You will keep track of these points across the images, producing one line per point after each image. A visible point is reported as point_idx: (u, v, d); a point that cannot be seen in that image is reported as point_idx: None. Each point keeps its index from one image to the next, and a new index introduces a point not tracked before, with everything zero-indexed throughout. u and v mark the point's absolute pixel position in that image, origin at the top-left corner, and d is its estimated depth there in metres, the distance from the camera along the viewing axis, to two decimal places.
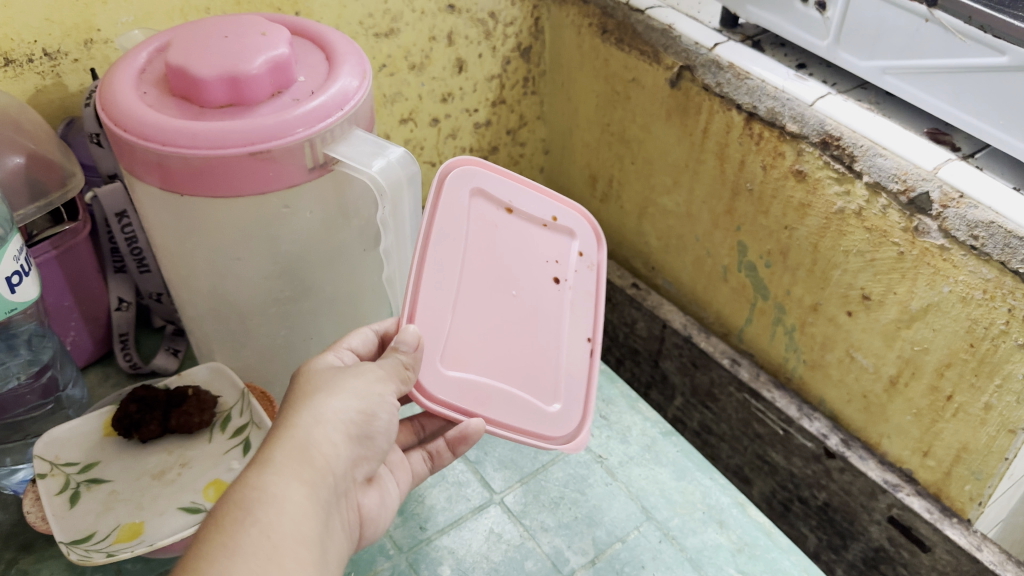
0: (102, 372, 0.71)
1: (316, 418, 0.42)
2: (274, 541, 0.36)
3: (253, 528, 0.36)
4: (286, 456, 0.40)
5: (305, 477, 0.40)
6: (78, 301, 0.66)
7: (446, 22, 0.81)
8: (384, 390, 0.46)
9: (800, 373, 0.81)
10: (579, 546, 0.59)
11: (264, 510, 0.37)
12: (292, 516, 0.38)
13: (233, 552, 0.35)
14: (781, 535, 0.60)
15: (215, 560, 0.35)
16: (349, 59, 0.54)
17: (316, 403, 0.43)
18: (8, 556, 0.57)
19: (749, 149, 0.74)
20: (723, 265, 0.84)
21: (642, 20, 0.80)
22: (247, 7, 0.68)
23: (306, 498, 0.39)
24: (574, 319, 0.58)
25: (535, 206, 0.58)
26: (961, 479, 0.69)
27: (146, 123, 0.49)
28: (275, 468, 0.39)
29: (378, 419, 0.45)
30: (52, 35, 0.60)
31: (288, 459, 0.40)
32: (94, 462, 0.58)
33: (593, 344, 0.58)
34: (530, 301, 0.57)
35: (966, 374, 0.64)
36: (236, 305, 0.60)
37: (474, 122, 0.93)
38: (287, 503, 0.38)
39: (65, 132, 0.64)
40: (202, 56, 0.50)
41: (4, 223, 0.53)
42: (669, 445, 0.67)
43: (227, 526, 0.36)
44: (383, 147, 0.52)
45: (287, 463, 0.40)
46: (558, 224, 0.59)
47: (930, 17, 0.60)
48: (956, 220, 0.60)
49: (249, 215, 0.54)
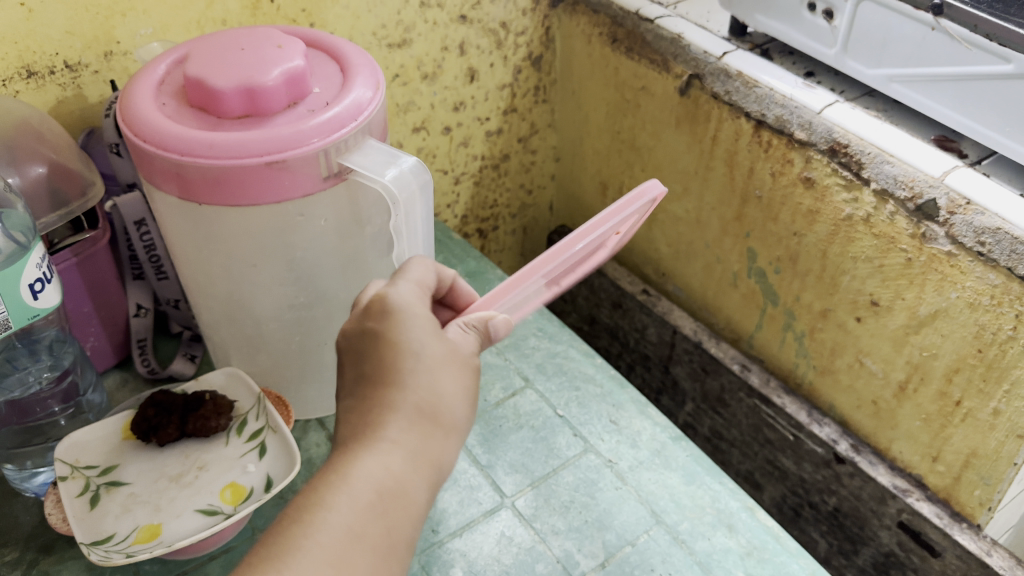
0: (120, 377, 0.72)
1: (428, 379, 0.44)
2: (391, 542, 0.39)
3: (348, 485, 0.39)
4: (396, 413, 0.42)
5: (431, 481, 0.43)
6: (97, 308, 0.67)
7: (457, 32, 0.83)
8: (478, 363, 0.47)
9: (810, 379, 0.82)
10: (590, 550, 0.59)
11: (395, 511, 0.40)
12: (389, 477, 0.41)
13: (326, 504, 0.39)
14: (790, 540, 0.61)
15: (309, 507, 0.38)
16: (362, 71, 0.55)
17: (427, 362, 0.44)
18: (28, 557, 0.58)
19: (757, 156, 0.75)
20: (733, 272, 0.85)
21: (651, 30, 0.80)
22: (263, 19, 0.69)
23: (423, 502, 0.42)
24: None
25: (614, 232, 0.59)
26: (970, 485, 0.70)
27: (166, 134, 0.50)
28: (383, 424, 0.42)
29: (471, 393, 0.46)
30: (73, 47, 0.61)
31: (396, 418, 0.42)
32: (114, 465, 0.59)
33: None
34: None
35: (974, 380, 0.65)
36: (252, 311, 0.61)
37: (486, 130, 0.94)
38: (413, 507, 0.41)
39: (85, 141, 0.66)
40: (220, 68, 0.51)
41: (27, 231, 0.54)
42: (679, 450, 0.68)
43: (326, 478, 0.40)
44: (395, 157, 0.53)
45: (395, 420, 0.42)
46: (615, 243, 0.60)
47: (936, 26, 0.60)
48: (963, 227, 0.60)
49: (264, 223, 0.55)
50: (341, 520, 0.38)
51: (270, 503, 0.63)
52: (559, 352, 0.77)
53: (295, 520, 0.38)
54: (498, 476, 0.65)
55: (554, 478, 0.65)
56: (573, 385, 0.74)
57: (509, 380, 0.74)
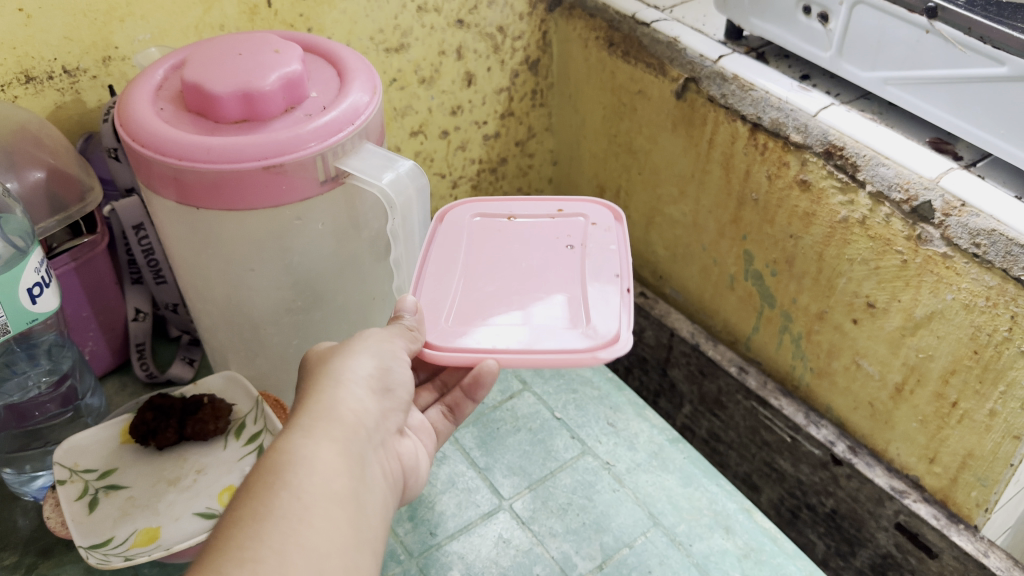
0: (119, 382, 0.72)
1: (335, 379, 0.43)
2: (306, 502, 0.35)
3: (284, 489, 0.35)
4: (313, 418, 0.40)
5: (335, 436, 0.39)
6: (96, 312, 0.68)
7: (455, 37, 0.83)
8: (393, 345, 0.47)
9: (807, 381, 0.82)
10: (587, 552, 0.59)
11: (295, 472, 0.36)
12: (324, 473, 0.37)
13: (264, 514, 0.34)
14: (787, 541, 0.61)
15: (246, 522, 0.33)
16: (359, 75, 0.56)
17: (332, 366, 0.44)
18: (28, 561, 0.58)
19: (754, 159, 0.75)
20: (730, 274, 0.85)
21: (648, 34, 0.81)
22: (261, 24, 0.70)
23: (338, 459, 0.38)
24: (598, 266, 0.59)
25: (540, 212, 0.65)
26: (967, 486, 0.70)
27: (164, 139, 0.50)
28: (302, 430, 0.39)
29: (393, 371, 0.46)
30: (72, 52, 0.62)
31: (315, 422, 0.40)
32: (113, 468, 0.59)
33: (622, 275, 0.57)
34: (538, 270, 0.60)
35: (970, 381, 0.65)
36: (250, 315, 0.61)
37: (483, 134, 0.94)
38: (318, 463, 0.37)
39: (83, 146, 0.66)
40: (217, 73, 0.51)
41: (26, 236, 0.54)
42: (676, 452, 0.68)
43: (258, 489, 0.35)
44: (392, 160, 0.54)
45: (315, 424, 0.39)
46: (565, 211, 0.64)
47: (930, 29, 0.61)
48: (958, 228, 0.60)
49: (262, 227, 0.55)
50: (248, 504, 0.34)
51: None
52: None
53: (236, 532, 0.33)
54: (495, 479, 0.65)
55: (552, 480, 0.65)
56: (570, 388, 0.74)
57: (506, 382, 0.74)
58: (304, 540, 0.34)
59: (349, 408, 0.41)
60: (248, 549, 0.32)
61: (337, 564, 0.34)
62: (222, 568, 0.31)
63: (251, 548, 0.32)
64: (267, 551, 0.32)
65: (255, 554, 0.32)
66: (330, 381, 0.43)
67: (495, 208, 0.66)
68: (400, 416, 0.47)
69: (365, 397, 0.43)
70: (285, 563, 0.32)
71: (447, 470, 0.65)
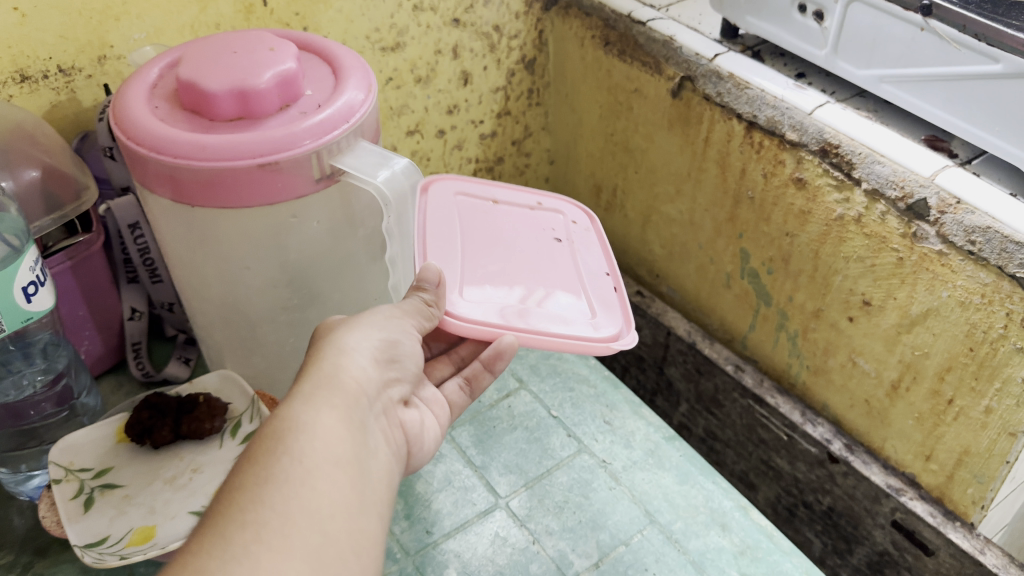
0: (115, 381, 0.72)
1: (339, 349, 0.43)
2: (307, 466, 0.35)
3: (286, 454, 0.35)
4: (315, 385, 0.40)
5: (337, 402, 0.39)
6: (92, 311, 0.67)
7: (451, 36, 0.83)
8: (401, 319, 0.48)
9: (803, 379, 0.82)
10: (584, 549, 0.59)
11: (296, 436, 0.36)
12: (326, 438, 0.37)
13: (265, 479, 0.34)
14: (783, 538, 0.61)
15: (248, 488, 0.33)
16: (355, 73, 0.56)
17: (336, 337, 0.44)
18: (23, 560, 0.58)
19: (750, 157, 0.75)
20: (726, 272, 0.85)
21: (644, 32, 0.81)
22: (256, 23, 0.70)
23: (340, 424, 0.38)
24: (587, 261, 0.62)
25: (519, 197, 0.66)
26: (963, 483, 0.70)
27: (159, 136, 0.50)
28: (304, 397, 0.39)
29: (402, 343, 0.47)
30: (67, 52, 0.62)
31: (316, 388, 0.40)
32: (109, 467, 0.59)
33: (613, 276, 0.61)
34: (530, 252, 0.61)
35: (966, 379, 0.65)
36: (246, 314, 0.61)
37: (480, 133, 0.94)
38: (320, 429, 0.37)
39: (79, 146, 0.66)
40: (212, 71, 0.51)
41: (21, 235, 0.54)
42: (672, 450, 0.68)
43: (259, 455, 0.35)
44: (388, 158, 0.54)
45: (316, 391, 0.39)
46: (544, 206, 0.66)
47: (925, 26, 0.61)
48: (953, 226, 0.61)
49: (257, 225, 0.55)
50: (251, 469, 0.34)
51: None
52: (553, 354, 0.77)
53: (238, 498, 0.33)
54: (492, 477, 0.65)
55: (549, 478, 0.65)
56: (566, 386, 0.74)
57: (503, 381, 0.74)
58: (307, 503, 0.34)
59: (351, 375, 0.42)
60: (251, 512, 0.32)
61: (340, 526, 0.34)
62: (225, 533, 0.31)
63: (253, 511, 0.32)
64: (269, 513, 0.33)
65: (256, 517, 0.32)
66: (333, 350, 0.43)
67: (481, 185, 0.66)
68: (404, 387, 0.47)
69: (368, 363, 0.43)
70: (288, 526, 0.32)
71: (443, 469, 0.65)
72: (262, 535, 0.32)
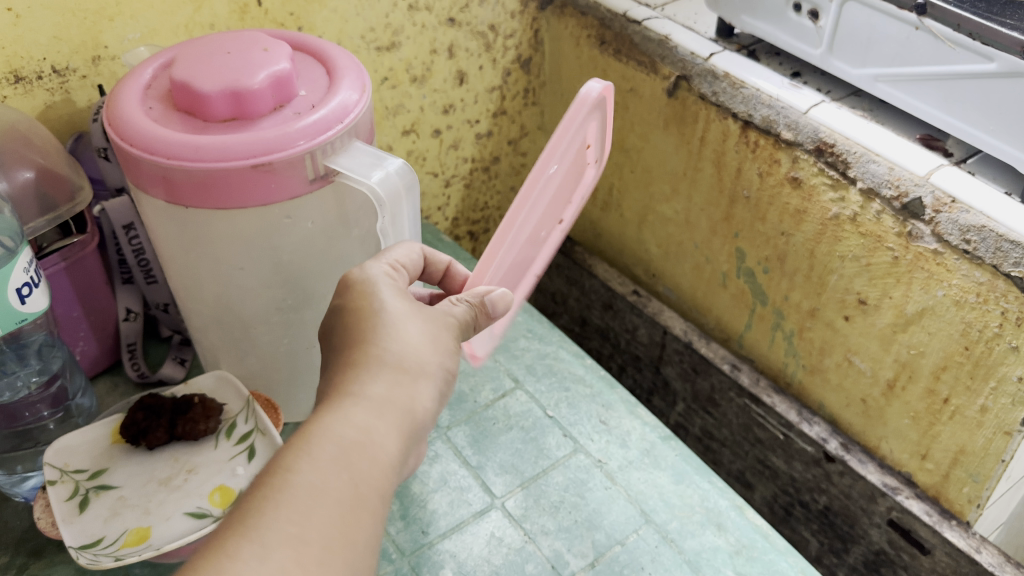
0: (110, 382, 0.72)
1: (422, 366, 0.43)
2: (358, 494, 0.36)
3: (345, 476, 0.36)
4: (389, 401, 0.41)
5: (402, 430, 0.40)
6: (87, 312, 0.67)
7: (446, 35, 0.83)
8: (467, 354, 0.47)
9: (800, 378, 0.82)
10: (579, 549, 0.59)
11: (357, 461, 0.37)
12: (381, 470, 0.38)
13: (319, 492, 0.35)
14: (778, 538, 0.61)
15: (299, 495, 0.35)
16: (349, 74, 0.56)
17: (419, 345, 0.43)
18: (18, 562, 0.58)
19: (745, 156, 0.75)
20: (722, 272, 0.85)
21: (639, 32, 0.81)
22: (251, 24, 0.70)
23: (398, 455, 0.39)
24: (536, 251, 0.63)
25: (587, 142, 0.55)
26: (959, 482, 0.70)
27: (152, 138, 0.50)
28: (376, 415, 0.40)
29: None
30: (61, 52, 0.62)
31: (389, 407, 0.40)
32: (103, 468, 0.59)
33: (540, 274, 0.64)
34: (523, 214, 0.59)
35: (962, 377, 0.65)
36: (240, 315, 0.61)
37: (475, 132, 0.94)
38: (378, 457, 0.38)
39: (73, 146, 0.66)
40: (206, 72, 0.51)
41: (15, 236, 0.54)
42: (668, 449, 0.68)
43: (320, 463, 0.36)
44: (381, 159, 0.54)
45: (388, 411, 0.40)
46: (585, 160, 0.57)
47: (920, 25, 0.61)
48: (948, 225, 0.61)
49: (251, 226, 0.55)
50: (307, 473, 0.36)
51: None
52: (548, 354, 0.77)
53: (285, 503, 0.34)
54: (488, 477, 0.65)
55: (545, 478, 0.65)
56: (562, 386, 0.74)
57: (499, 381, 0.74)
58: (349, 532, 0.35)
59: (424, 402, 0.42)
60: (296, 527, 0.34)
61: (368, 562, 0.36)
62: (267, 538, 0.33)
63: (299, 527, 0.34)
64: (313, 533, 0.34)
65: (301, 533, 0.34)
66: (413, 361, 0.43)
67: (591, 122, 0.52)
68: None
69: (441, 390, 0.44)
70: (327, 555, 0.34)
71: (439, 469, 0.65)
72: (302, 555, 0.33)
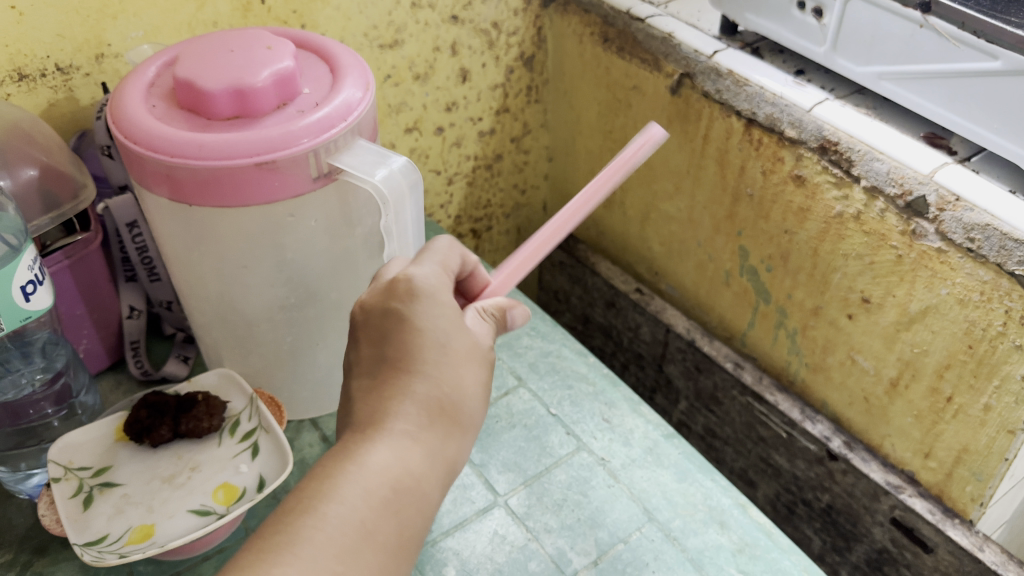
0: (114, 379, 0.72)
1: (469, 399, 0.43)
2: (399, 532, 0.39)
3: (391, 515, 0.39)
4: (437, 436, 0.42)
5: (445, 469, 0.42)
6: (90, 310, 0.67)
7: (449, 33, 0.83)
8: None
9: (803, 376, 0.82)
10: (582, 547, 0.59)
11: (403, 498, 0.39)
12: (421, 506, 0.40)
13: (366, 531, 0.37)
14: (781, 536, 0.61)
15: (349, 533, 0.37)
16: (353, 71, 0.56)
17: (472, 377, 0.44)
18: (22, 559, 0.58)
19: (749, 154, 0.75)
20: (725, 270, 0.85)
21: (642, 29, 0.81)
22: (254, 21, 0.70)
23: (437, 487, 0.41)
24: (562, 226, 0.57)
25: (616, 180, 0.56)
26: (962, 480, 0.70)
27: (156, 136, 0.50)
28: (425, 447, 0.41)
29: None
30: (64, 50, 0.62)
31: (436, 442, 0.42)
32: (107, 466, 0.59)
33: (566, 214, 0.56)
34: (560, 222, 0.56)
35: (965, 376, 0.65)
36: (243, 313, 0.61)
37: (478, 130, 0.94)
38: (421, 494, 0.40)
39: (77, 144, 0.66)
40: (209, 70, 0.51)
41: (18, 234, 0.54)
42: (671, 447, 0.68)
43: (371, 501, 0.38)
44: (385, 157, 0.54)
45: (435, 446, 0.42)
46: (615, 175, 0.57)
47: (924, 23, 0.61)
48: (952, 223, 0.61)
49: (254, 224, 0.55)
50: (356, 511, 0.37)
51: (264, 503, 0.63)
52: (551, 352, 0.77)
53: (334, 540, 0.36)
54: (491, 475, 0.65)
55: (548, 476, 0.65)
56: (565, 384, 0.74)
57: (502, 379, 0.74)
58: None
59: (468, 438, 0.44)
60: (343, 566, 0.36)
61: None
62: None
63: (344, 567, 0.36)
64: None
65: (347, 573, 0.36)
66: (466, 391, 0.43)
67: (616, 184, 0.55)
68: None
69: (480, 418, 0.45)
70: None
71: None
72: None
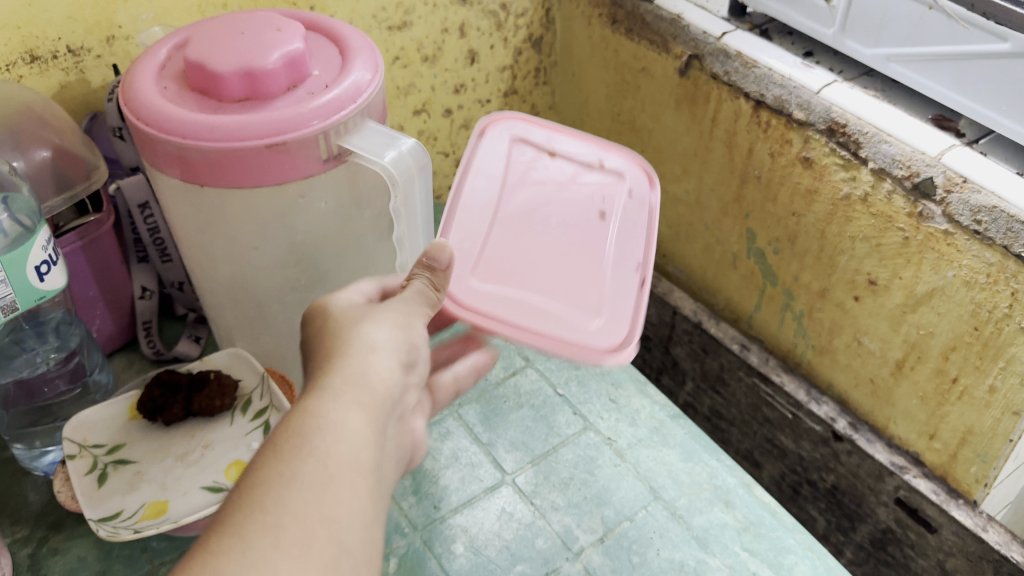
0: (127, 359, 0.73)
1: (368, 344, 0.41)
2: (331, 470, 0.34)
3: (310, 456, 0.34)
4: (345, 383, 0.39)
5: (365, 404, 0.38)
6: (104, 291, 0.68)
7: (458, 15, 0.83)
8: (417, 315, 0.45)
9: (809, 358, 0.82)
10: (588, 525, 0.60)
11: (321, 437, 0.35)
12: (351, 442, 0.36)
13: (288, 478, 0.33)
14: (786, 514, 0.62)
15: (268, 484, 0.33)
16: (362, 53, 0.56)
17: (361, 330, 0.42)
18: (39, 535, 0.60)
19: (756, 137, 0.75)
20: (732, 252, 0.85)
21: (651, 11, 0.81)
22: (264, 3, 0.70)
23: (367, 427, 0.37)
24: (627, 257, 0.57)
25: (582, 159, 0.61)
26: (967, 461, 0.71)
27: (167, 117, 0.51)
28: (333, 395, 0.38)
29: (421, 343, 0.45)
30: (75, 32, 0.62)
31: (346, 387, 0.38)
32: (121, 443, 0.60)
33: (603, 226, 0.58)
34: (573, 233, 0.58)
35: (971, 358, 0.65)
36: (254, 294, 0.62)
37: (487, 112, 0.94)
38: (346, 431, 0.36)
39: (88, 126, 0.67)
40: (220, 51, 0.52)
41: (32, 215, 0.55)
42: (677, 427, 0.68)
43: (283, 451, 0.34)
44: (395, 139, 0.54)
45: (345, 390, 0.38)
46: (607, 166, 0.61)
47: (933, 5, 0.61)
48: (959, 205, 0.61)
49: (265, 205, 0.55)
50: (269, 466, 0.34)
51: None
52: None
53: (258, 495, 0.32)
54: (500, 453, 0.66)
55: (555, 454, 0.66)
56: (572, 365, 0.74)
57: (509, 360, 0.75)
58: (328, 508, 0.33)
59: (381, 375, 0.40)
60: (271, 515, 0.31)
61: (356, 539, 0.33)
62: (242, 531, 0.31)
63: (272, 515, 0.31)
64: (289, 519, 0.32)
65: (276, 520, 0.31)
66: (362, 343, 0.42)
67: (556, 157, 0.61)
68: (419, 390, 0.46)
69: (399, 361, 0.42)
70: (306, 538, 0.31)
71: (450, 446, 0.66)
72: (280, 541, 0.31)
